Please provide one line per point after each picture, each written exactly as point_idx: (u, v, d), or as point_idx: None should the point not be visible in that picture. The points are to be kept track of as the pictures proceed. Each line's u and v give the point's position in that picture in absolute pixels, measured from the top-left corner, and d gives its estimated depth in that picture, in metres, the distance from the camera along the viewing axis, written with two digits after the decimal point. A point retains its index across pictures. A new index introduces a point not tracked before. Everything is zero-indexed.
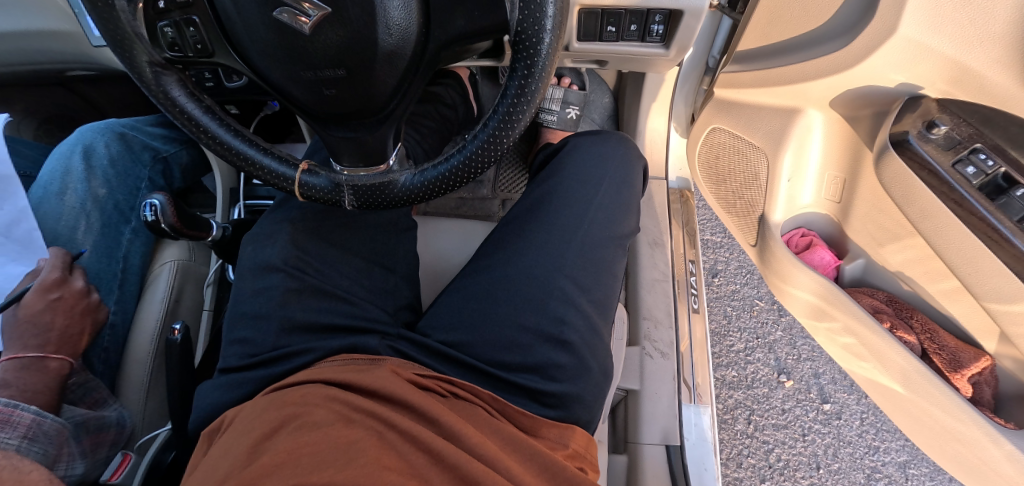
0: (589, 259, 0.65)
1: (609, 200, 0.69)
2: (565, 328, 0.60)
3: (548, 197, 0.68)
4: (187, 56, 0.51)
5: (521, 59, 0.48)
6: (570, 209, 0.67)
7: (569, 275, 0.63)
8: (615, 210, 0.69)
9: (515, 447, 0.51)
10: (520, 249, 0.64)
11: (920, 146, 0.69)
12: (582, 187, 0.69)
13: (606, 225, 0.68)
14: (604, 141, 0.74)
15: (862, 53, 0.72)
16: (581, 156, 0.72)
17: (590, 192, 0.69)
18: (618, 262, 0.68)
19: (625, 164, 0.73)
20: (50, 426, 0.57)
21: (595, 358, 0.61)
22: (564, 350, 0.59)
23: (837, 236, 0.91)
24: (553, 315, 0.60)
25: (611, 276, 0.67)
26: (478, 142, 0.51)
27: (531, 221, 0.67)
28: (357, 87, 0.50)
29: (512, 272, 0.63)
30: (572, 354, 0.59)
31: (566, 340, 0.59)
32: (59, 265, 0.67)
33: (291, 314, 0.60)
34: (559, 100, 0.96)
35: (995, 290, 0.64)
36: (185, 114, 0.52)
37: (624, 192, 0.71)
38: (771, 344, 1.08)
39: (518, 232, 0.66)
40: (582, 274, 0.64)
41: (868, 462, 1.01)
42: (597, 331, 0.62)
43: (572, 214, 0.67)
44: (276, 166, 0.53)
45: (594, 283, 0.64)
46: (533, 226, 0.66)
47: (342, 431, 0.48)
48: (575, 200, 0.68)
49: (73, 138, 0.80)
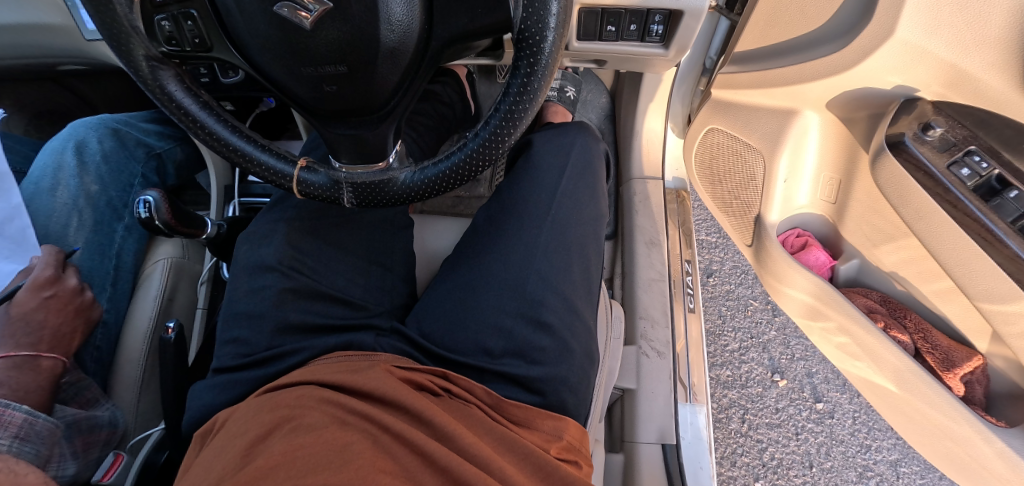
0: (562, 246, 0.65)
1: (571, 186, 0.69)
2: (541, 309, 0.60)
3: (510, 185, 0.69)
4: (185, 51, 0.51)
5: (524, 57, 0.48)
6: (536, 195, 0.67)
7: (544, 258, 0.63)
8: (577, 194, 0.69)
9: (510, 448, 0.51)
10: (494, 238, 0.65)
11: (915, 147, 0.70)
12: (545, 175, 0.69)
13: (572, 210, 0.68)
14: (565, 134, 0.73)
15: (858, 56, 0.73)
16: (551, 146, 0.71)
17: (553, 179, 0.69)
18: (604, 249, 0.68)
19: (586, 150, 0.73)
20: (43, 426, 0.56)
21: (577, 340, 0.61)
22: (546, 332, 0.59)
23: (832, 237, 0.91)
24: (531, 297, 0.61)
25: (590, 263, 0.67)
26: (479, 140, 0.51)
27: (505, 215, 0.66)
28: (357, 83, 0.49)
29: (490, 260, 0.63)
30: (553, 336, 0.59)
31: (545, 321, 0.60)
32: (52, 263, 0.66)
33: (287, 314, 0.60)
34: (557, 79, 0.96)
35: (987, 290, 0.65)
36: (182, 109, 0.51)
37: (589, 177, 0.71)
38: (765, 344, 1.09)
39: (491, 222, 0.67)
40: (555, 258, 0.64)
41: (860, 460, 1.02)
42: (577, 312, 0.63)
43: (537, 202, 0.67)
44: (274, 163, 0.52)
45: (567, 267, 0.64)
46: (506, 215, 0.66)
47: (336, 433, 0.48)
48: (539, 186, 0.68)
49: (65, 133, 0.79)
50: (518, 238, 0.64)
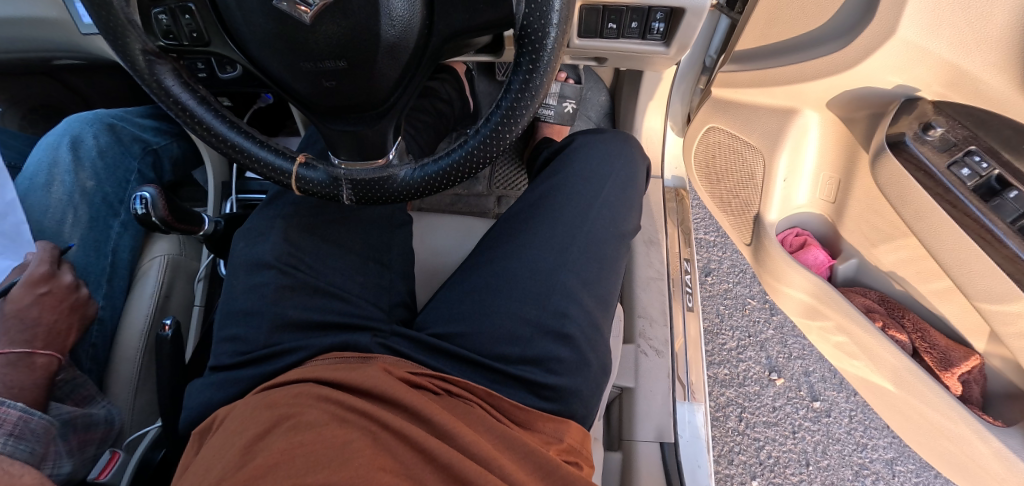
0: (590, 253, 0.65)
1: (613, 198, 0.70)
2: (566, 321, 0.60)
3: (547, 193, 0.69)
4: (182, 45, 0.50)
5: (526, 54, 0.48)
6: (573, 204, 0.67)
7: (572, 269, 0.63)
8: (616, 206, 0.69)
9: (510, 446, 0.51)
10: (514, 246, 0.65)
11: (916, 147, 0.70)
12: (574, 180, 0.69)
13: (608, 220, 0.68)
14: (609, 138, 0.75)
15: (860, 55, 0.73)
16: (583, 154, 0.73)
17: (593, 189, 0.69)
18: (612, 250, 0.68)
19: (629, 163, 0.74)
20: (38, 423, 0.56)
21: (595, 353, 0.61)
22: (565, 343, 0.59)
23: (831, 237, 0.91)
24: (554, 308, 0.60)
25: (614, 271, 0.67)
26: (480, 137, 0.51)
27: (535, 213, 0.67)
28: (357, 79, 0.49)
29: (513, 265, 0.63)
30: (573, 348, 0.59)
31: (567, 333, 0.60)
32: (47, 259, 0.66)
33: (285, 311, 0.59)
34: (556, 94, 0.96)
35: (986, 290, 0.65)
36: (180, 104, 0.50)
37: (625, 189, 0.71)
38: (762, 342, 1.09)
39: (513, 225, 0.67)
40: (581, 268, 0.64)
41: (856, 458, 1.02)
42: (598, 328, 0.63)
43: (570, 207, 0.67)
44: (272, 159, 0.52)
45: (595, 278, 0.64)
46: (536, 217, 0.67)
47: (335, 431, 0.48)
48: (575, 193, 0.68)
49: (60, 129, 0.79)
50: (532, 243, 0.64)
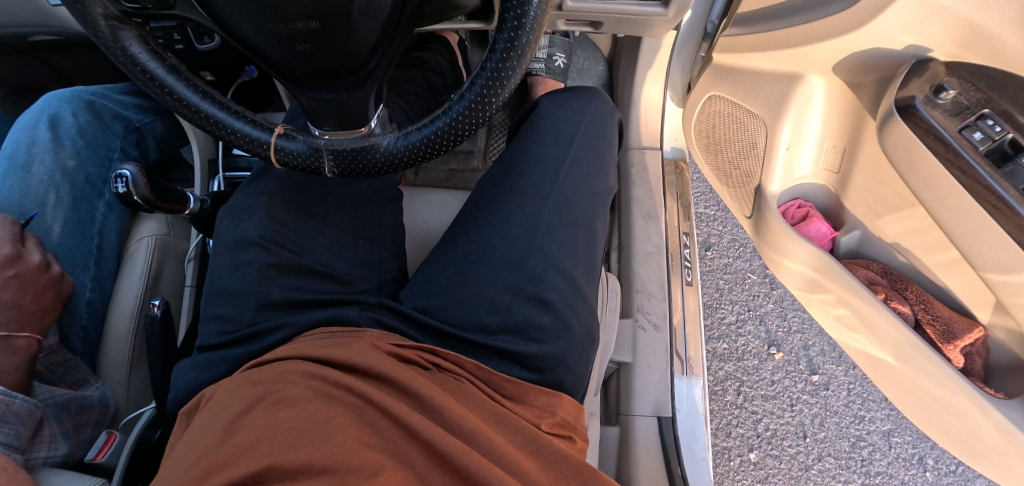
0: (566, 217, 0.63)
1: (577, 158, 0.66)
2: (544, 287, 0.58)
3: (511, 156, 0.67)
4: (146, 8, 0.46)
5: (510, 10, 0.45)
6: (551, 169, 0.64)
7: (547, 233, 0.61)
8: (584, 166, 0.66)
9: (499, 421, 0.49)
10: (493, 211, 0.63)
11: (926, 110, 0.68)
12: (548, 146, 0.66)
13: (584, 181, 0.66)
14: (578, 97, 0.70)
15: (869, 13, 0.70)
16: (558, 113, 0.69)
17: (556, 151, 0.66)
18: (597, 217, 0.66)
19: (600, 119, 0.70)
20: (21, 407, 0.54)
21: (577, 318, 0.59)
22: (545, 309, 0.57)
23: (834, 208, 0.89)
24: (531, 272, 0.59)
25: (591, 234, 0.65)
26: (465, 102, 0.48)
27: (509, 183, 0.64)
28: (333, 41, 0.45)
29: (485, 232, 0.61)
30: (553, 314, 0.57)
31: (546, 299, 0.58)
32: (8, 238, 0.61)
33: (270, 290, 0.57)
34: (545, 48, 0.93)
35: (996, 259, 0.63)
36: (148, 74, 0.48)
37: (600, 147, 0.69)
38: (762, 316, 1.08)
39: (488, 192, 0.65)
40: (555, 229, 0.61)
41: (852, 431, 1.01)
42: (578, 288, 0.61)
43: (539, 169, 0.64)
44: (250, 130, 0.49)
45: (570, 241, 0.62)
46: (507, 187, 0.64)
47: (319, 407, 0.46)
48: (546, 157, 0.65)
49: (38, 107, 0.76)
50: (509, 209, 0.62)
